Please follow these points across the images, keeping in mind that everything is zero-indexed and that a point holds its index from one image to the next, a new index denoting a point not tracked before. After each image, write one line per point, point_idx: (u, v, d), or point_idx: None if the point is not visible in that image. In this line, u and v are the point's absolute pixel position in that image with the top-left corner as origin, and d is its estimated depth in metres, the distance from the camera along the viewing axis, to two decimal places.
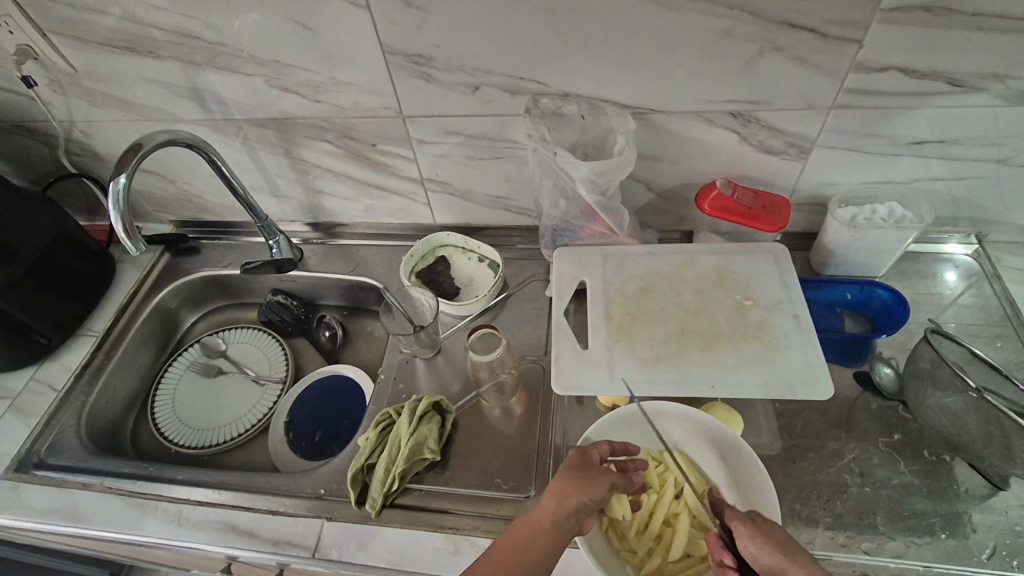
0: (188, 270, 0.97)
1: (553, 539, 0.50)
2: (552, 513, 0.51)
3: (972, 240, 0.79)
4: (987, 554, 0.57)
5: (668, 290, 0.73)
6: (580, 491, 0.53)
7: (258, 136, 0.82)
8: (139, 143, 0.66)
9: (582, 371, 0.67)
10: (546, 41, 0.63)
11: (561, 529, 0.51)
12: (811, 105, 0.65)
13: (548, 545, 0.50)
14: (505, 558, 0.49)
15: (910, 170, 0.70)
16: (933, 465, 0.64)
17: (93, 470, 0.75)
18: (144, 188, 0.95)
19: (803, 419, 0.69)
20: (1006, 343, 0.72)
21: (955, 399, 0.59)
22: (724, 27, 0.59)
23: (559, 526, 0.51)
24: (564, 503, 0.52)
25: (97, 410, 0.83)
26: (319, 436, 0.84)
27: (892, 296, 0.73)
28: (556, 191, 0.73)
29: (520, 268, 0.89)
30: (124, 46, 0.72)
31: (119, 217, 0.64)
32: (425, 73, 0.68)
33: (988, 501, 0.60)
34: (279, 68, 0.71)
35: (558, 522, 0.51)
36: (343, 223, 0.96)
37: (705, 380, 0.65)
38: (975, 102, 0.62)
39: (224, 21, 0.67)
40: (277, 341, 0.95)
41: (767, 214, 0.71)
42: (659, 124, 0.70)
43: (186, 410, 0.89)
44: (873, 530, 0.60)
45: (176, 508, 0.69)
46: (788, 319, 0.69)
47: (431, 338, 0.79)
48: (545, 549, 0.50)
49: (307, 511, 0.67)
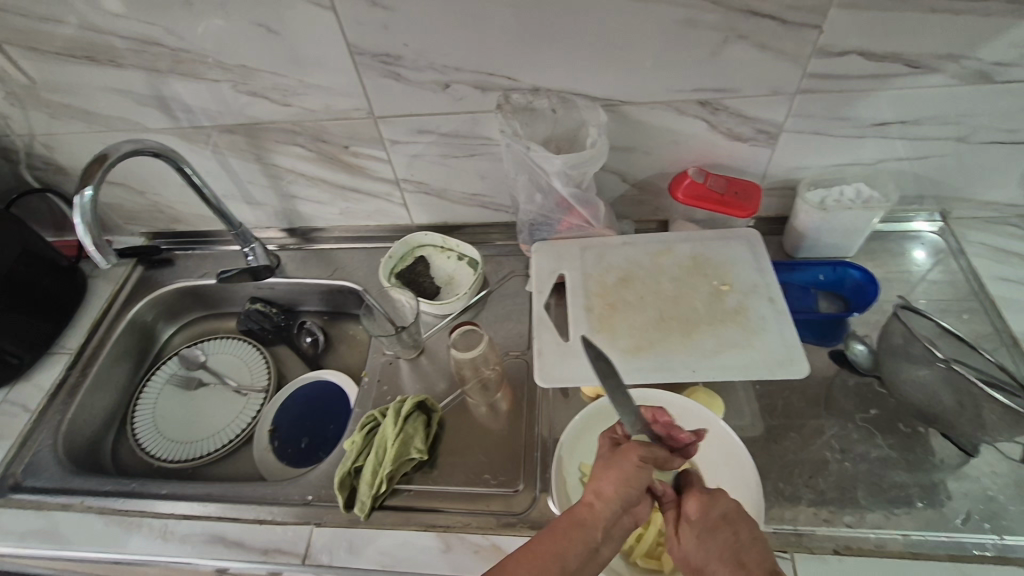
0: (162, 282, 0.96)
1: (598, 533, 0.49)
2: (600, 506, 0.50)
3: (936, 218, 0.82)
4: (963, 520, 0.59)
5: (646, 280, 0.74)
6: (624, 481, 0.51)
7: (227, 143, 0.81)
8: (103, 154, 0.65)
9: (565, 363, 0.68)
10: (513, 36, 0.63)
11: (605, 523, 0.49)
12: (775, 92, 0.66)
13: (593, 539, 0.49)
14: (541, 547, 0.48)
15: (874, 151, 0.72)
16: (909, 437, 0.65)
17: (72, 491, 0.73)
18: (112, 201, 0.93)
19: (782, 400, 0.70)
20: (973, 316, 0.74)
21: (927, 371, 0.60)
22: (689, 18, 0.60)
23: (604, 519, 0.49)
24: (606, 492, 0.51)
25: (75, 428, 0.82)
26: (305, 443, 0.83)
27: (864, 276, 0.75)
28: (531, 186, 0.73)
29: (500, 265, 0.89)
30: (83, 55, 0.70)
31: (86, 228, 0.63)
32: (394, 73, 0.68)
33: (962, 469, 0.62)
34: (245, 73, 0.70)
35: (602, 517, 0.50)
36: (319, 227, 0.95)
37: (686, 367, 0.65)
38: (931, 83, 0.64)
39: (186, 27, 0.66)
40: (258, 350, 0.94)
41: (740, 200, 0.72)
42: (629, 115, 0.71)
43: (168, 424, 0.87)
44: (854, 504, 0.61)
45: (161, 524, 0.68)
46: (763, 302, 0.70)
47: (413, 339, 0.79)
48: (585, 547, 0.48)
49: (296, 518, 0.67)
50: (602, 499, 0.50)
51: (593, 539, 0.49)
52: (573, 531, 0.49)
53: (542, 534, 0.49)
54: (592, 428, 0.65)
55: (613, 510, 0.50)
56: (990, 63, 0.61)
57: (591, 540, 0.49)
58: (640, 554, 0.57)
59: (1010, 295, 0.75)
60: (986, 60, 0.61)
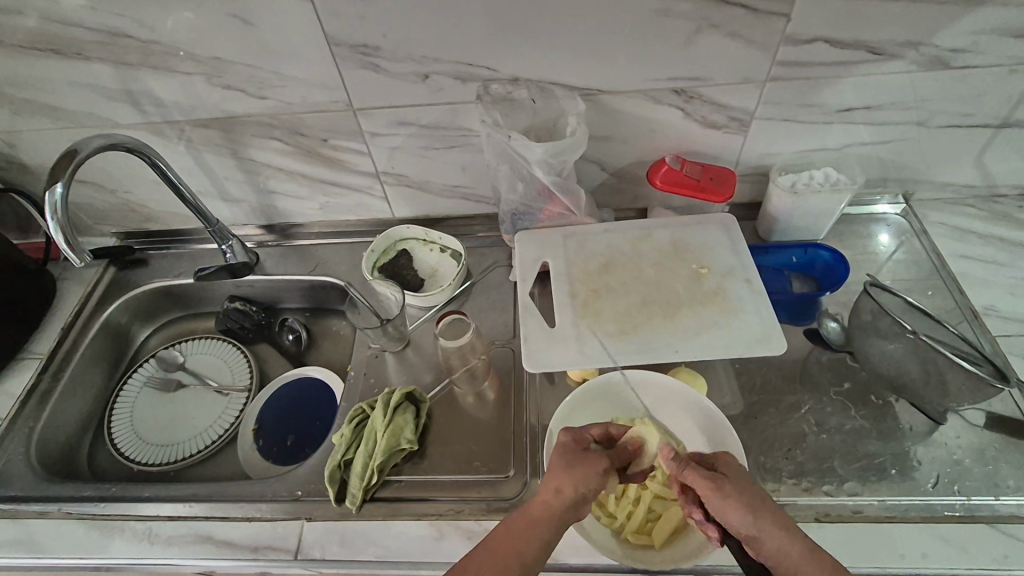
0: (137, 283, 0.93)
1: (551, 529, 0.51)
2: (552, 503, 0.52)
3: (900, 200, 0.85)
4: (933, 484, 0.62)
5: (628, 265, 0.76)
6: (574, 480, 0.53)
7: (202, 137, 0.79)
8: (73, 150, 0.63)
9: (551, 349, 0.69)
10: (491, 26, 0.64)
11: (557, 519, 0.51)
12: (747, 79, 0.68)
13: (548, 535, 0.50)
14: (501, 542, 0.50)
15: (841, 136, 0.75)
16: (880, 409, 0.68)
17: (48, 498, 0.71)
18: (81, 200, 0.91)
19: (761, 377, 0.73)
20: (937, 293, 0.78)
21: (897, 343, 0.63)
22: (662, 7, 0.61)
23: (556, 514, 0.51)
24: (560, 493, 0.52)
25: (48, 435, 0.79)
26: (291, 440, 0.82)
27: (833, 257, 0.78)
28: (513, 176, 0.74)
29: (482, 256, 0.89)
30: (48, 48, 0.68)
31: (58, 227, 0.61)
32: (372, 64, 0.68)
33: (930, 436, 0.65)
34: (219, 65, 0.69)
35: (553, 513, 0.51)
36: (299, 223, 0.94)
37: (669, 347, 0.67)
38: (892, 69, 0.67)
39: (157, 19, 0.64)
40: (238, 349, 0.93)
41: (715, 185, 0.74)
42: (607, 104, 0.72)
43: (147, 427, 0.85)
44: (832, 473, 0.64)
45: (145, 527, 0.66)
46: (741, 284, 0.72)
47: (398, 331, 0.80)
48: (538, 540, 0.50)
49: (286, 514, 0.66)
50: (555, 496, 0.52)
51: (545, 536, 0.50)
52: (526, 527, 0.50)
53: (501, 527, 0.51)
54: (580, 410, 0.66)
55: (564, 507, 0.52)
56: (945, 50, 0.64)
57: (548, 538, 0.50)
58: (631, 531, 0.58)
59: (970, 272, 0.79)
60: (942, 47, 0.64)
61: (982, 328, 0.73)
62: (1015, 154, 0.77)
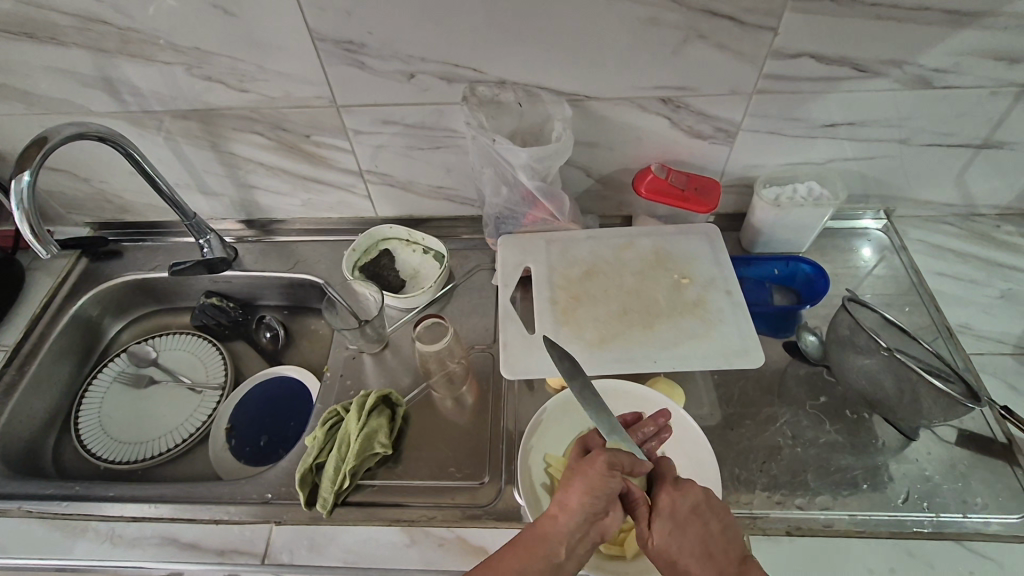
0: (110, 276, 0.91)
1: (561, 547, 0.49)
2: (565, 519, 0.50)
3: (881, 216, 0.86)
4: (903, 499, 0.62)
5: (610, 273, 0.76)
6: (580, 491, 0.51)
7: (180, 129, 0.77)
8: (43, 137, 0.61)
9: (531, 355, 0.68)
10: (478, 28, 0.63)
11: (569, 535, 0.50)
12: (734, 91, 0.68)
13: (552, 554, 0.49)
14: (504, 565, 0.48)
15: (825, 151, 0.76)
16: (854, 423, 0.69)
17: (8, 496, 0.69)
18: (54, 188, 0.88)
19: (739, 389, 0.73)
20: (914, 309, 0.78)
21: (871, 359, 0.64)
22: (651, 16, 0.61)
23: (566, 533, 0.50)
24: (569, 505, 0.51)
25: (10, 430, 0.77)
26: (263, 441, 0.80)
27: (814, 270, 0.79)
28: (498, 179, 0.74)
29: (465, 258, 0.89)
30: (21, 31, 0.66)
31: (24, 216, 0.59)
32: (358, 61, 0.67)
33: (902, 452, 0.66)
34: (199, 56, 0.67)
35: (565, 530, 0.50)
36: (280, 219, 0.93)
37: (647, 357, 0.67)
38: (876, 86, 0.67)
39: (135, 6, 0.63)
40: (213, 345, 0.91)
41: (700, 195, 0.74)
42: (594, 110, 0.72)
43: (115, 424, 0.83)
44: (805, 487, 0.64)
45: (109, 528, 0.64)
46: (721, 294, 0.72)
47: (377, 333, 0.79)
48: (548, 557, 0.49)
49: (253, 518, 0.64)
50: (565, 511, 0.51)
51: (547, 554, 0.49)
52: (535, 545, 0.49)
53: (500, 553, 0.49)
54: (559, 419, 0.66)
55: (577, 523, 0.50)
56: (930, 69, 0.65)
57: (553, 556, 0.49)
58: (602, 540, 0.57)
59: (947, 289, 0.80)
60: (926, 66, 0.65)
61: (957, 345, 0.74)
62: (994, 175, 0.78)
